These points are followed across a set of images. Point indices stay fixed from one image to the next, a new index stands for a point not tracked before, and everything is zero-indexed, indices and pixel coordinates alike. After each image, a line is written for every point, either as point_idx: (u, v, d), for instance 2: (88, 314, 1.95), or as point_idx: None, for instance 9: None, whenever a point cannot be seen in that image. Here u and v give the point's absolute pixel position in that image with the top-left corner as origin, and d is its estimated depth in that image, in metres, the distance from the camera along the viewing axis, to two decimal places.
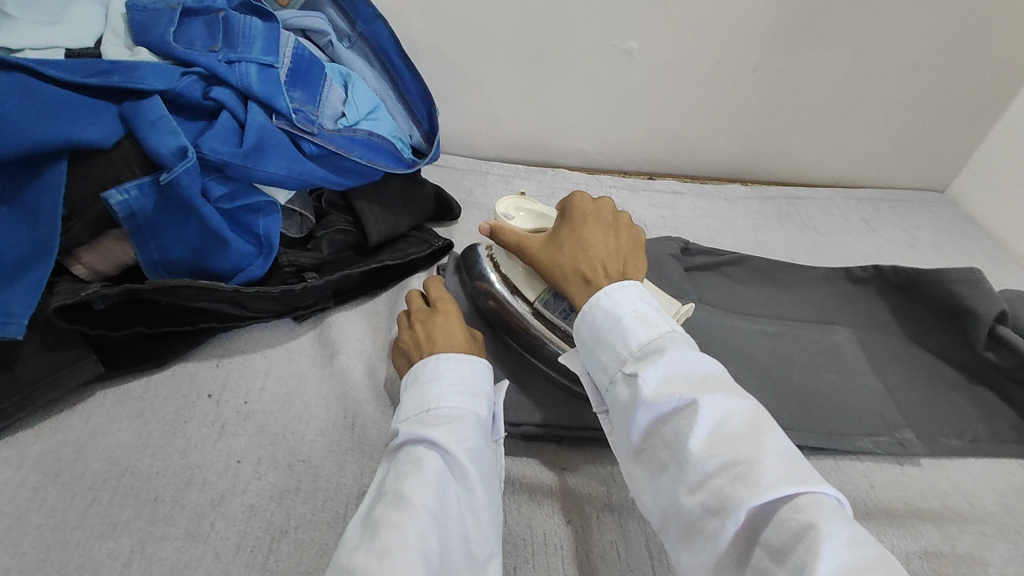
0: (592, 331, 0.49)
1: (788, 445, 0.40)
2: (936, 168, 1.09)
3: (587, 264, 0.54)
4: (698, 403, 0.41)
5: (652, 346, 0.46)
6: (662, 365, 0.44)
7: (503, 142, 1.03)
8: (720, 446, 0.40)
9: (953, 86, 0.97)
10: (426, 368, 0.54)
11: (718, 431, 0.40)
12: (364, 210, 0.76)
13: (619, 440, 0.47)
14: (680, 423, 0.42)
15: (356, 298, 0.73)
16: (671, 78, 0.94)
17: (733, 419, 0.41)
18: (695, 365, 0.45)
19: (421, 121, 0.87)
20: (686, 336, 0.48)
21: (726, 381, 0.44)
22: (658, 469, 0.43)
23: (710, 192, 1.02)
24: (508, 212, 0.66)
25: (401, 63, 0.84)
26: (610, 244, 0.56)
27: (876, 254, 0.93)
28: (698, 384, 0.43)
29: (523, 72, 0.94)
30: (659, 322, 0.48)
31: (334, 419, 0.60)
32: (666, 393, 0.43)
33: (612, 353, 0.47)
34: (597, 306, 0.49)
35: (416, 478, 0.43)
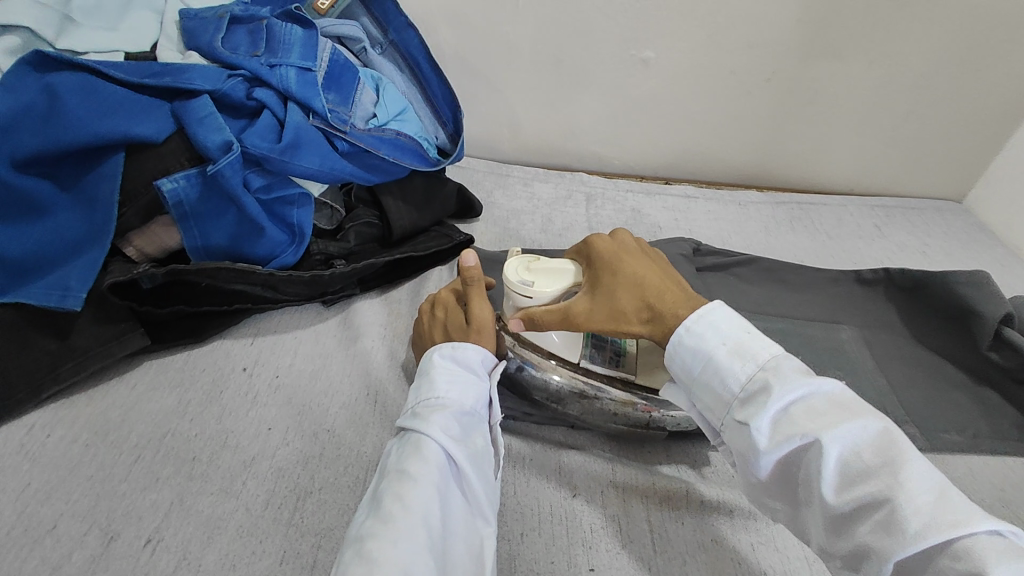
0: (689, 371, 0.51)
1: (930, 471, 0.40)
2: (952, 177, 1.09)
3: (655, 298, 0.54)
4: (822, 443, 0.42)
5: (756, 384, 0.47)
6: (772, 407, 0.45)
7: (523, 146, 1.08)
8: (856, 486, 0.41)
9: (968, 96, 0.99)
10: (427, 362, 0.57)
11: (850, 469, 0.42)
12: (389, 204, 0.80)
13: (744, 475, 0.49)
14: (809, 463, 0.43)
15: (380, 286, 0.78)
16: (686, 86, 0.98)
17: (862, 451, 0.42)
18: (808, 395, 0.45)
19: (446, 123, 0.91)
20: (790, 359, 0.48)
21: (844, 403, 0.44)
22: (802, 504, 0.46)
23: (723, 197, 1.04)
24: (520, 276, 0.59)
25: (428, 69, 0.89)
26: (653, 270, 0.57)
27: (887, 259, 0.95)
28: (816, 418, 0.44)
29: (543, 79, 0.98)
30: (756, 352, 0.48)
31: (357, 394, 0.64)
32: (785, 440, 0.44)
33: (717, 397, 0.49)
34: (683, 344, 0.51)
35: (415, 465, 0.46)
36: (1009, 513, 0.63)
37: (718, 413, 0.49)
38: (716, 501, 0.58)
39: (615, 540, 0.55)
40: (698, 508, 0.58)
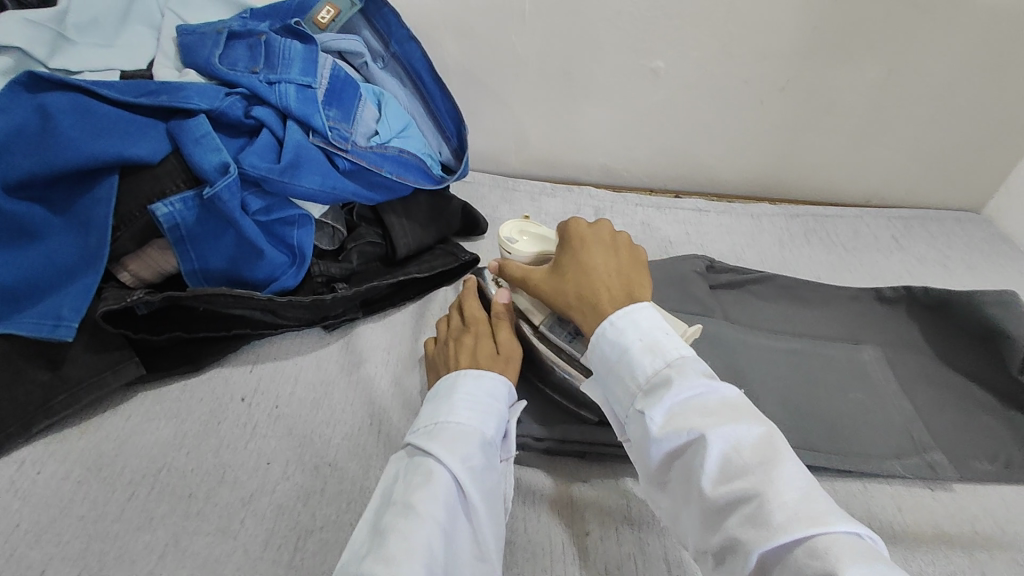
0: (602, 361, 0.50)
1: (803, 476, 0.40)
2: (972, 187, 1.06)
3: (587, 288, 0.54)
4: (707, 438, 0.42)
5: (659, 377, 0.46)
6: (669, 400, 0.45)
7: (529, 158, 1.06)
8: (732, 482, 0.40)
9: (988, 103, 0.96)
10: (445, 385, 0.54)
11: (729, 466, 0.41)
12: (393, 223, 0.78)
13: (640, 468, 0.48)
14: (692, 458, 0.43)
15: (384, 308, 0.75)
16: (696, 97, 0.96)
17: (744, 450, 0.41)
18: (706, 394, 0.45)
19: (450, 137, 0.89)
20: (697, 361, 0.47)
21: (738, 407, 0.44)
22: (680, 499, 0.44)
23: (734, 209, 1.02)
24: (512, 235, 0.67)
25: (432, 82, 0.87)
26: (611, 263, 0.56)
27: (907, 274, 0.92)
28: (707, 416, 0.43)
29: (550, 91, 0.96)
30: (667, 349, 0.48)
31: (360, 424, 0.61)
32: (674, 429, 0.44)
33: (624, 386, 0.48)
34: (606, 335, 0.50)
35: (425, 493, 0.44)
36: None
37: (623, 403, 0.48)
38: None
39: None
40: None
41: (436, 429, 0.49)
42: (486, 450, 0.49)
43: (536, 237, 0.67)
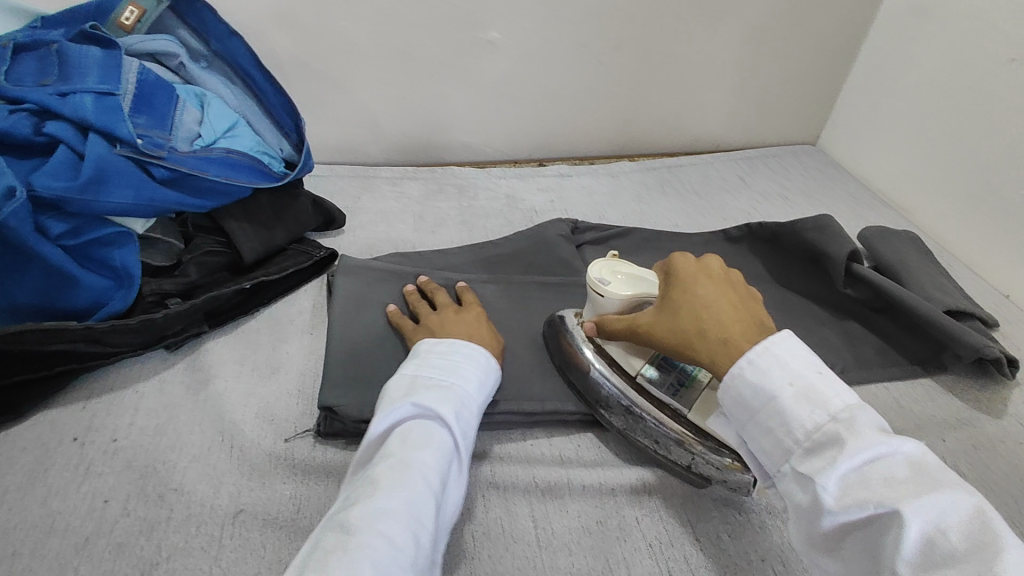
0: (747, 410, 0.47)
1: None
2: (804, 123, 1.15)
3: (717, 324, 0.50)
4: (899, 512, 0.38)
5: (823, 434, 0.43)
6: (843, 466, 0.41)
7: (388, 146, 1.03)
8: (938, 568, 0.36)
9: (802, 43, 1.04)
10: (447, 349, 0.57)
11: (929, 544, 0.37)
12: (234, 229, 0.74)
13: (798, 529, 0.44)
14: (883, 534, 0.38)
15: (232, 318, 0.71)
16: (538, 65, 0.97)
17: (950, 531, 0.37)
18: (885, 456, 0.41)
19: (290, 132, 0.85)
20: (868, 414, 0.43)
21: (928, 472, 0.40)
22: (859, 569, 0.40)
23: (594, 170, 1.04)
24: (602, 276, 0.59)
25: (261, 77, 0.82)
26: (729, 293, 0.53)
27: (753, 209, 0.98)
28: (893, 486, 0.39)
29: (393, 74, 0.94)
30: (829, 399, 0.44)
31: (209, 444, 0.58)
32: (854, 504, 0.40)
33: (775, 441, 0.45)
34: (743, 377, 0.46)
35: (427, 452, 0.48)
36: None
37: (774, 459, 0.46)
38: (598, 484, 0.57)
39: (497, 544, 0.52)
40: (580, 494, 0.56)
41: (438, 391, 0.53)
42: (474, 419, 0.54)
43: (630, 275, 0.59)
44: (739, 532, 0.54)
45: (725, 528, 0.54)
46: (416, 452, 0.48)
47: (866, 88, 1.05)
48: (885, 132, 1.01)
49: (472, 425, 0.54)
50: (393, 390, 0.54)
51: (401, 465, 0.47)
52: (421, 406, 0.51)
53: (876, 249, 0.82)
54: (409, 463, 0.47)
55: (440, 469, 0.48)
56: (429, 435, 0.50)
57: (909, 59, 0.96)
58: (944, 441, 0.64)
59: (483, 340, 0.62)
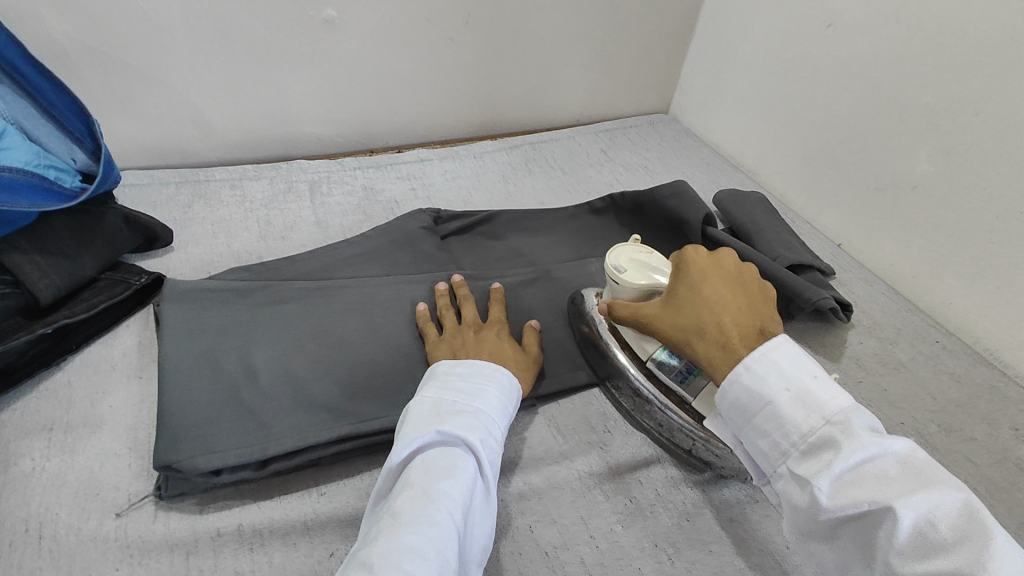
0: (737, 408, 0.46)
1: (1019, 550, 0.34)
2: (655, 91, 1.18)
3: (715, 325, 0.49)
4: (892, 508, 0.37)
5: (820, 437, 0.42)
6: (839, 467, 0.40)
7: (221, 143, 0.90)
8: (927, 555, 0.36)
9: (648, 13, 1.05)
10: (471, 370, 0.54)
11: (923, 540, 0.36)
12: (20, 263, 0.60)
13: (796, 526, 0.43)
14: (876, 529, 0.38)
15: (32, 374, 0.58)
16: (383, 44, 0.90)
17: (940, 523, 0.36)
18: (878, 458, 0.40)
19: (81, 138, 0.70)
20: (862, 414, 0.42)
21: (921, 472, 0.39)
22: (856, 563, 0.40)
23: (457, 153, 1.00)
24: (619, 265, 0.61)
25: (35, 73, 0.65)
26: (743, 298, 0.51)
27: (616, 181, 0.99)
28: (886, 485, 0.39)
29: (215, 61, 0.82)
30: (825, 401, 0.43)
31: (10, 538, 0.47)
32: (849, 501, 0.39)
33: (772, 443, 0.44)
34: (741, 382, 0.46)
35: (452, 480, 0.44)
36: None
37: (770, 461, 0.44)
38: None
39: None
40: None
41: (463, 414, 0.49)
42: (501, 442, 0.51)
43: (646, 264, 0.61)
44: (628, 520, 0.53)
45: (616, 518, 0.53)
46: (440, 483, 0.43)
47: (707, 54, 1.09)
48: (728, 97, 1.07)
49: (498, 449, 0.50)
50: (413, 416, 0.49)
51: (424, 500, 0.42)
52: (453, 430, 0.47)
53: (730, 213, 0.86)
54: (430, 499, 0.42)
55: (464, 503, 0.43)
56: (454, 465, 0.45)
57: (743, 26, 1.00)
58: None
59: (503, 355, 0.59)
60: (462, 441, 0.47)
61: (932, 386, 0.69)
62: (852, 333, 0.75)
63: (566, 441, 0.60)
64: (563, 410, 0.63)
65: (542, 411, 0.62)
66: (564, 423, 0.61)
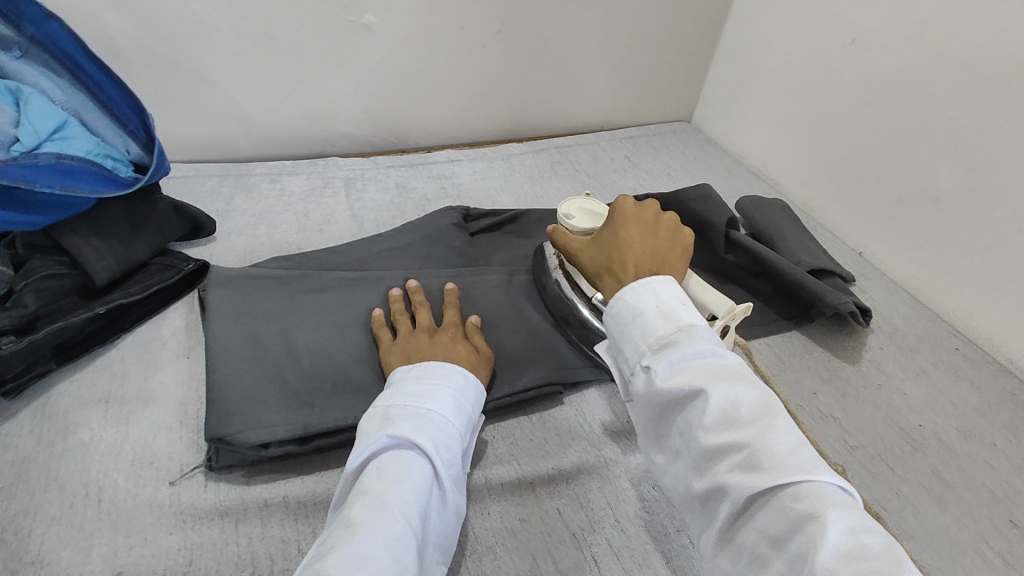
0: (613, 322, 0.50)
1: (795, 431, 0.40)
2: (679, 100, 1.20)
3: (620, 263, 0.54)
4: (707, 393, 0.42)
5: (669, 339, 0.46)
6: (675, 357, 0.45)
7: (261, 140, 0.94)
8: (726, 431, 0.40)
9: (675, 24, 1.08)
10: (422, 372, 0.54)
11: (726, 418, 0.41)
12: (78, 246, 0.63)
13: (643, 421, 0.47)
14: (691, 409, 0.43)
15: (89, 351, 0.62)
16: (420, 48, 0.93)
17: (741, 405, 0.41)
18: (710, 358, 0.45)
19: (136, 131, 0.72)
20: (706, 330, 0.47)
21: (740, 373, 0.44)
22: (675, 453, 0.44)
23: (485, 154, 1.03)
24: (568, 213, 0.69)
25: (94, 69, 0.68)
26: (652, 241, 0.55)
27: (640, 186, 1.01)
28: (707, 375, 0.43)
29: (260, 61, 0.85)
30: (680, 316, 0.47)
31: (72, 501, 0.50)
32: (677, 384, 0.43)
33: (633, 348, 0.48)
34: (620, 303, 0.49)
35: (408, 484, 0.44)
36: None
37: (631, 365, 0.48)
38: (516, 480, 0.56)
39: None
40: (499, 492, 0.55)
41: (416, 417, 0.49)
42: (461, 442, 0.51)
43: (590, 214, 0.69)
44: (653, 507, 0.55)
45: (642, 505, 0.55)
46: (394, 489, 0.43)
47: (732, 65, 1.12)
48: (751, 108, 1.09)
49: (457, 451, 0.50)
50: (367, 424, 0.49)
51: (376, 507, 0.41)
52: (404, 435, 0.47)
53: (753, 218, 0.87)
54: (384, 505, 0.42)
55: (418, 506, 0.43)
56: (407, 467, 0.45)
57: (768, 39, 1.03)
58: (820, 390, 0.69)
59: (458, 358, 0.57)
60: (414, 444, 0.47)
61: (951, 392, 0.71)
62: (872, 338, 0.77)
63: (594, 430, 0.62)
64: (589, 401, 0.65)
65: (569, 402, 0.65)
66: (592, 414, 0.64)
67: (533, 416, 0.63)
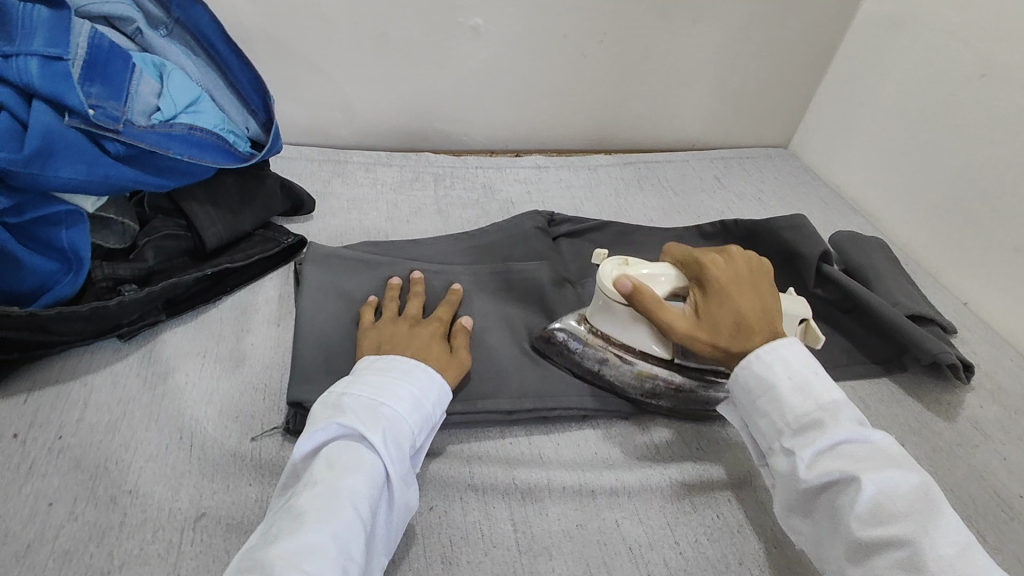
0: (743, 391, 0.53)
1: (960, 527, 0.41)
2: (777, 125, 1.16)
3: (745, 327, 0.54)
4: (861, 481, 0.44)
5: (810, 418, 0.49)
6: (822, 442, 0.47)
7: (361, 130, 0.98)
8: (882, 525, 0.42)
9: (782, 47, 1.05)
10: (386, 365, 0.53)
11: (881, 511, 0.43)
12: (196, 212, 0.69)
13: (778, 496, 0.50)
14: (844, 496, 0.45)
15: (193, 308, 0.67)
16: (521, 53, 0.95)
17: (897, 498, 0.43)
18: (854, 442, 0.47)
19: (257, 110, 0.78)
20: (848, 406, 0.49)
21: (891, 456, 0.46)
22: (824, 531, 0.46)
23: (572, 163, 1.03)
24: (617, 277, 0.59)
25: (227, 51, 0.74)
26: (753, 296, 0.56)
27: (728, 209, 0.99)
28: (859, 461, 0.45)
29: (371, 55, 0.90)
30: (820, 393, 0.50)
31: (167, 442, 0.54)
32: (824, 471, 0.46)
33: (769, 420, 0.51)
34: (750, 368, 0.52)
35: (356, 481, 0.44)
36: None
37: (767, 438, 0.51)
38: (577, 486, 0.56)
39: (474, 552, 0.50)
40: (559, 495, 0.55)
41: (371, 410, 0.48)
42: (417, 436, 0.50)
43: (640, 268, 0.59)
44: (715, 535, 0.54)
45: (703, 531, 0.54)
46: (342, 485, 0.43)
47: (841, 93, 1.07)
48: (856, 139, 1.04)
49: (412, 446, 0.49)
50: (319, 410, 0.49)
51: (322, 503, 0.42)
52: (356, 429, 0.47)
53: (847, 253, 0.83)
54: (330, 502, 0.42)
55: (367, 499, 0.44)
56: (357, 461, 0.45)
57: (883, 68, 0.98)
58: (908, 441, 0.65)
59: (428, 356, 0.56)
60: (365, 439, 0.46)
61: None
62: (972, 395, 0.71)
63: (660, 449, 0.61)
64: (659, 418, 0.64)
65: (636, 418, 0.64)
66: (659, 433, 0.62)
67: (598, 427, 0.62)
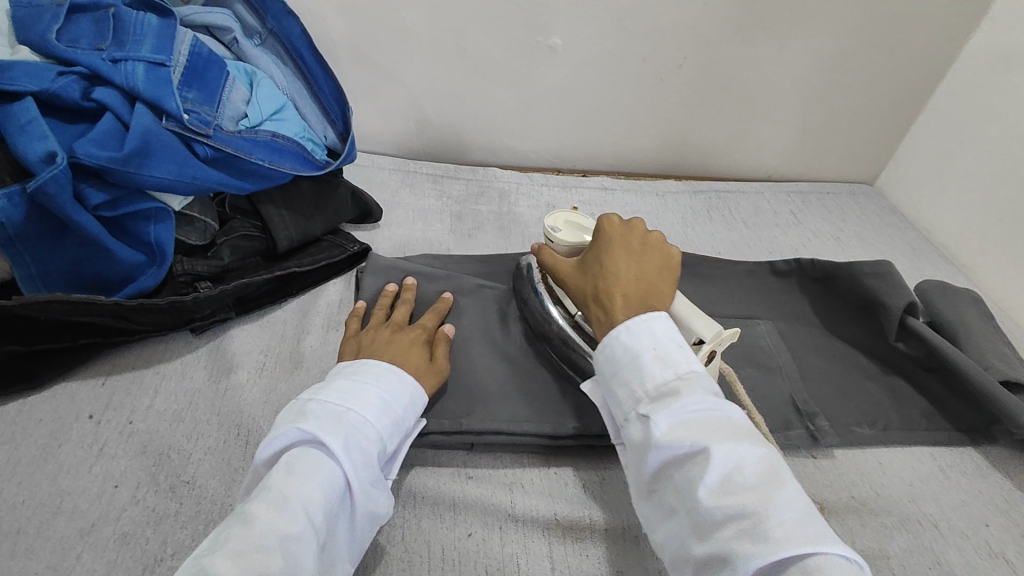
0: (608, 362, 0.49)
1: (801, 498, 0.39)
2: (863, 160, 1.10)
3: (608, 290, 0.53)
4: (709, 452, 0.40)
5: (668, 388, 0.45)
6: (676, 408, 0.44)
7: (432, 141, 1.00)
8: (728, 495, 0.39)
9: (875, 79, 0.99)
10: (360, 368, 0.52)
11: (729, 482, 0.39)
12: (271, 215, 0.71)
13: (631, 474, 0.46)
14: (690, 469, 0.41)
15: (260, 307, 0.69)
16: (597, 74, 0.94)
17: (745, 469, 0.40)
18: (710, 411, 0.43)
19: (336, 120, 0.80)
20: (707, 378, 0.46)
21: (740, 427, 0.43)
22: (666, 510, 0.43)
23: (641, 187, 1.01)
24: (554, 225, 0.67)
25: (313, 61, 0.77)
26: (634, 264, 0.55)
27: (802, 247, 0.94)
28: (712, 431, 0.42)
29: (448, 70, 0.91)
30: (679, 362, 0.47)
31: (226, 437, 0.56)
32: (678, 437, 0.42)
33: (629, 391, 0.47)
34: (618, 339, 0.49)
35: (313, 483, 0.42)
36: (927, 509, 0.59)
37: (624, 409, 0.47)
38: (620, 528, 0.54)
39: None
40: (601, 537, 0.53)
41: (335, 414, 0.47)
42: (387, 441, 0.49)
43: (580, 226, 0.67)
44: None
45: None
46: (301, 486, 0.42)
47: (939, 130, 1.00)
48: (953, 180, 0.96)
49: (382, 452, 0.48)
50: (286, 411, 0.48)
51: (275, 500, 0.40)
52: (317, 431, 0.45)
53: (934, 305, 0.76)
54: (286, 501, 0.40)
55: (325, 505, 0.42)
56: (317, 464, 0.43)
57: (992, 106, 0.90)
58: (992, 523, 0.59)
59: (406, 362, 0.56)
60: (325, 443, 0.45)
61: None
62: None
63: None
64: None
65: None
66: None
67: None
